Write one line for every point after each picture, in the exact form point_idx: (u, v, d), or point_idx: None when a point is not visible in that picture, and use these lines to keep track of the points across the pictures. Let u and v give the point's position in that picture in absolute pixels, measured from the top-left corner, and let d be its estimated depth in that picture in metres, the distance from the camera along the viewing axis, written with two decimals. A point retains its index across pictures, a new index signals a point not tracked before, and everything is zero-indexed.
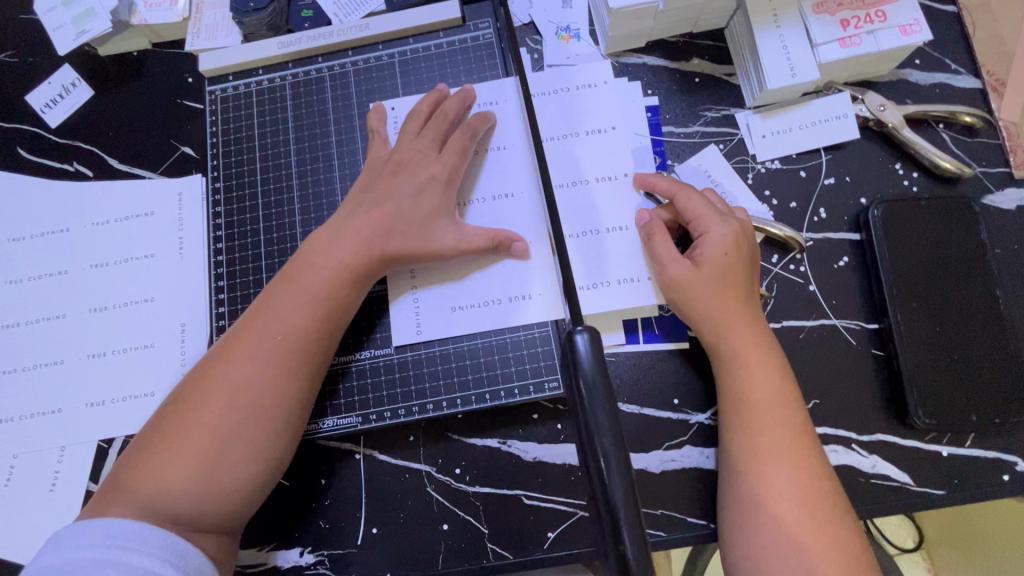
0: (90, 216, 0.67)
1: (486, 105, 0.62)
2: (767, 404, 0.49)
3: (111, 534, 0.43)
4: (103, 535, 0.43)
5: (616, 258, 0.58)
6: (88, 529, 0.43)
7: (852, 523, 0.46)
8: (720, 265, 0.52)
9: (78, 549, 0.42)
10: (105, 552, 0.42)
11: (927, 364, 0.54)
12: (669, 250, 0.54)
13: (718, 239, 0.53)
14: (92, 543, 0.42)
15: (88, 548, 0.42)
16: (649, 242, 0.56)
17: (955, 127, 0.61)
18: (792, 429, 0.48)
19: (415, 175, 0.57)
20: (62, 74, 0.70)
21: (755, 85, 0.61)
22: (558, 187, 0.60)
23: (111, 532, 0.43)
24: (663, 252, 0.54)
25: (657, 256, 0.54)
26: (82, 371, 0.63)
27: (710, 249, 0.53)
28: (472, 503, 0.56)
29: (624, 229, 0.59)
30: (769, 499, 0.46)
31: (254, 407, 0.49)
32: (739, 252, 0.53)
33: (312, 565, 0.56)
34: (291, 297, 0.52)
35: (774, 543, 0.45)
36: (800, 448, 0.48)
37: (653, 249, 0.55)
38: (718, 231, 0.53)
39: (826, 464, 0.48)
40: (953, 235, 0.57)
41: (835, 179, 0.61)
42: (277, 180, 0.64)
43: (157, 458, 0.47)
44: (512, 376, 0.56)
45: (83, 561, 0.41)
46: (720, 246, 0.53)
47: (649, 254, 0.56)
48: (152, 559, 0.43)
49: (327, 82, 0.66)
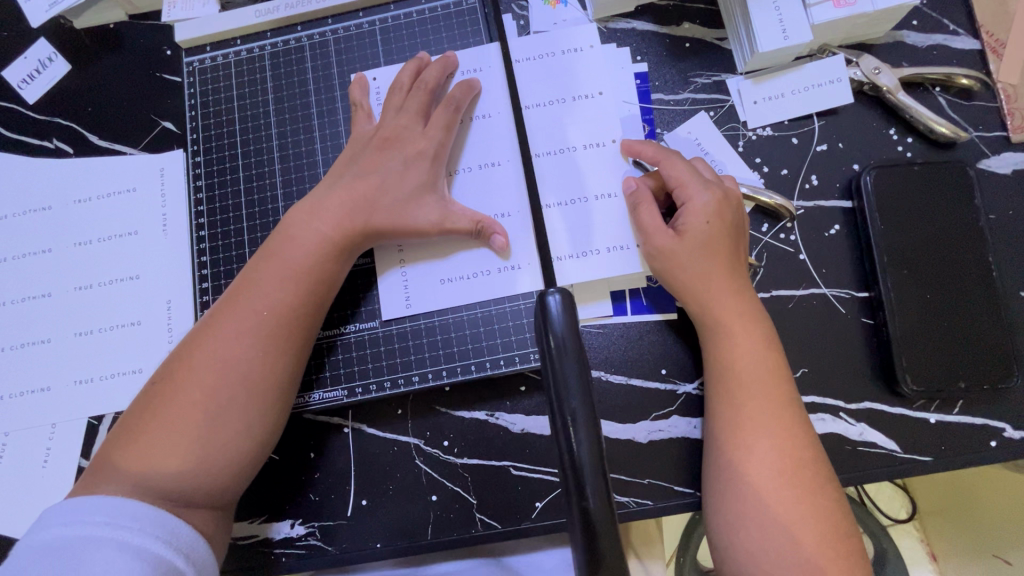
0: (72, 194, 0.66)
1: (470, 73, 0.60)
2: (751, 374, 0.49)
3: (99, 510, 0.43)
4: (91, 511, 0.43)
5: (602, 228, 0.57)
6: (76, 506, 0.43)
7: (834, 490, 0.46)
8: (704, 234, 0.52)
9: (66, 525, 0.42)
10: (92, 529, 0.42)
11: (917, 331, 0.53)
12: (655, 220, 0.53)
13: (702, 208, 0.52)
14: (79, 520, 0.43)
15: (76, 524, 0.42)
16: (636, 212, 0.55)
17: (952, 90, 0.60)
18: (776, 398, 0.48)
19: (396, 145, 0.56)
20: (37, 48, 0.69)
21: (746, 48, 0.59)
22: (535, 156, 0.59)
23: (98, 508, 0.43)
24: (649, 222, 0.54)
25: (642, 226, 0.54)
26: (69, 349, 0.63)
27: (693, 218, 0.52)
28: (461, 474, 0.56)
29: (611, 197, 0.58)
30: (750, 468, 0.46)
31: (238, 382, 0.49)
32: (724, 221, 0.52)
33: (303, 536, 0.56)
34: (274, 271, 0.52)
35: (754, 510, 0.45)
36: (784, 417, 0.47)
37: (638, 220, 0.55)
38: (702, 200, 0.52)
39: (810, 432, 0.48)
40: (947, 200, 0.56)
41: (828, 146, 0.59)
42: (258, 153, 0.63)
43: (143, 433, 0.47)
44: (498, 347, 0.56)
45: (71, 537, 0.42)
46: (703, 215, 0.52)
47: (636, 225, 0.55)
48: (140, 534, 0.43)
49: (307, 52, 0.64)
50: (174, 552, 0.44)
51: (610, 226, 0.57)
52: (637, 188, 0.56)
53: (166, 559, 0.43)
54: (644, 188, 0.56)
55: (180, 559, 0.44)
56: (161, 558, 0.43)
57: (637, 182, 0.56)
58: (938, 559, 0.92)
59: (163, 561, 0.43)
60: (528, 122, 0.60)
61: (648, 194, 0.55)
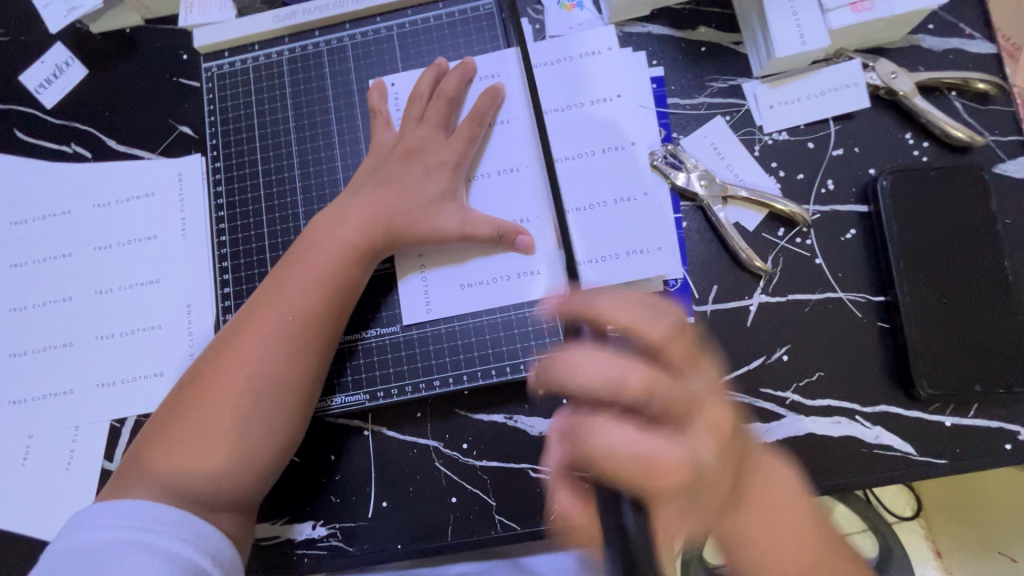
0: (91, 198, 0.67)
1: (488, 78, 0.61)
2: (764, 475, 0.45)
3: (132, 514, 0.44)
4: (124, 515, 0.44)
5: (625, 232, 0.58)
6: (109, 510, 0.45)
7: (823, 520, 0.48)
8: (659, 386, 0.39)
9: (100, 529, 0.43)
10: (125, 533, 0.43)
11: (933, 336, 0.54)
12: (613, 396, 0.39)
13: (639, 401, 0.38)
14: (112, 523, 0.44)
15: (109, 528, 0.43)
16: (583, 391, 0.40)
17: (968, 94, 0.60)
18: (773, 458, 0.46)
19: (418, 156, 0.57)
20: (55, 53, 0.69)
21: (763, 53, 0.59)
22: (560, 160, 0.60)
23: (131, 512, 0.44)
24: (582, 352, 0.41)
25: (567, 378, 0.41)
26: (91, 352, 0.63)
27: (634, 381, 0.38)
28: (480, 477, 0.57)
29: (635, 200, 0.59)
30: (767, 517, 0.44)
31: (267, 388, 0.50)
32: (702, 449, 0.39)
33: (324, 537, 0.57)
34: (299, 278, 0.52)
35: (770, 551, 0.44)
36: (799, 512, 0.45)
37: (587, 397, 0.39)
38: (649, 390, 0.39)
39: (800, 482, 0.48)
40: (964, 205, 0.56)
41: (844, 150, 0.60)
42: (277, 158, 0.64)
43: (175, 440, 0.48)
44: (518, 352, 0.57)
45: (105, 541, 0.43)
46: (680, 449, 0.38)
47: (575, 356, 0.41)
48: (170, 538, 0.44)
49: (325, 58, 0.64)
50: (203, 555, 0.45)
51: (629, 231, 0.58)
52: (582, 376, 0.39)
53: (196, 562, 0.44)
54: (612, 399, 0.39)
55: (208, 562, 0.45)
56: (191, 561, 0.44)
57: (604, 385, 0.39)
58: (942, 555, 0.92)
59: (193, 563, 0.44)
60: (553, 125, 0.61)
61: (616, 382, 0.39)
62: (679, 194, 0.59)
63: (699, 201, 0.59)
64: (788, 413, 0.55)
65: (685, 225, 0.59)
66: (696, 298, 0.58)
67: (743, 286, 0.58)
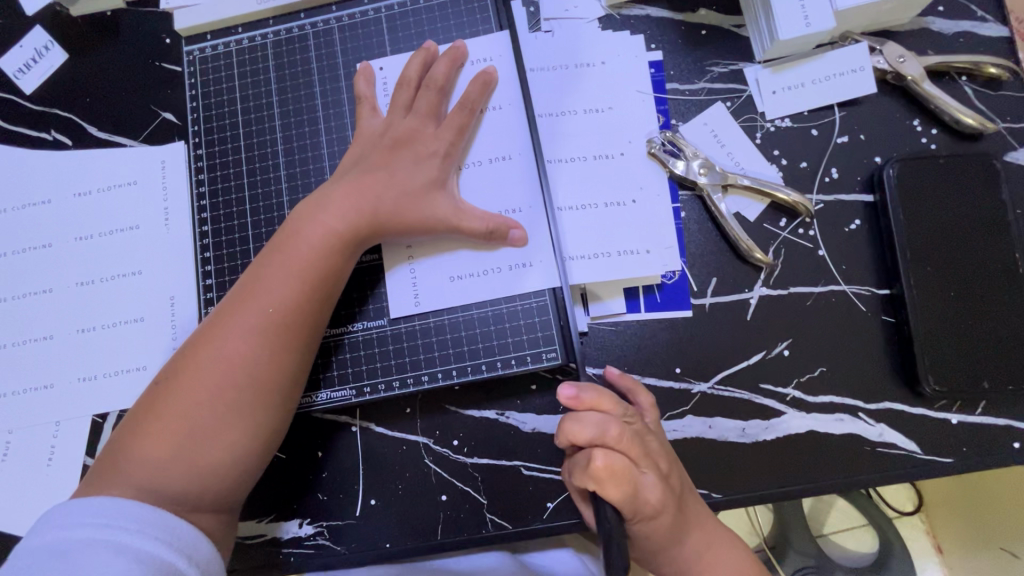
0: (72, 187, 0.65)
1: (480, 62, 0.58)
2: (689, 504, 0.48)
3: (101, 512, 0.42)
4: (92, 513, 0.42)
5: (613, 233, 0.56)
6: (77, 509, 0.43)
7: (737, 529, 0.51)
8: (645, 442, 0.46)
9: (66, 529, 0.41)
10: (92, 531, 0.41)
11: (939, 331, 0.52)
12: (624, 441, 0.44)
13: (636, 442, 0.45)
14: (79, 522, 0.42)
15: (76, 527, 0.41)
16: (601, 427, 0.44)
17: (978, 79, 0.57)
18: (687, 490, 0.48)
19: (408, 146, 0.54)
20: (33, 37, 0.67)
21: (766, 36, 0.57)
22: (548, 162, 0.58)
23: (99, 511, 0.42)
24: (605, 402, 0.46)
25: (584, 417, 0.45)
26: (72, 346, 0.62)
27: (639, 440, 0.45)
28: (471, 475, 0.55)
29: (624, 205, 0.56)
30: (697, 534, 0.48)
31: (246, 382, 0.48)
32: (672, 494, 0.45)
33: (311, 536, 0.56)
34: (280, 268, 0.50)
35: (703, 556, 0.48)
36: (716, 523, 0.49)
37: (602, 434, 0.44)
38: (649, 438, 0.46)
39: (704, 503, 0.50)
40: (973, 195, 0.54)
41: (849, 138, 0.57)
42: (261, 146, 0.61)
43: (152, 437, 0.47)
44: (508, 347, 0.55)
45: (71, 540, 0.41)
46: (654, 483, 0.44)
47: (598, 402, 0.46)
48: (140, 536, 0.42)
49: (311, 41, 0.62)
50: (177, 554, 0.43)
51: (619, 231, 0.56)
52: (604, 426, 0.44)
53: (167, 561, 0.42)
54: (618, 445, 0.44)
55: (182, 561, 0.43)
56: (162, 560, 0.42)
57: (621, 433, 0.44)
58: (944, 550, 0.91)
59: (164, 562, 0.42)
60: (546, 129, 0.58)
61: (625, 432, 0.44)
62: (677, 182, 0.58)
63: (699, 190, 0.57)
64: (789, 410, 0.53)
65: (684, 215, 0.58)
66: (695, 291, 0.56)
67: (743, 279, 0.56)
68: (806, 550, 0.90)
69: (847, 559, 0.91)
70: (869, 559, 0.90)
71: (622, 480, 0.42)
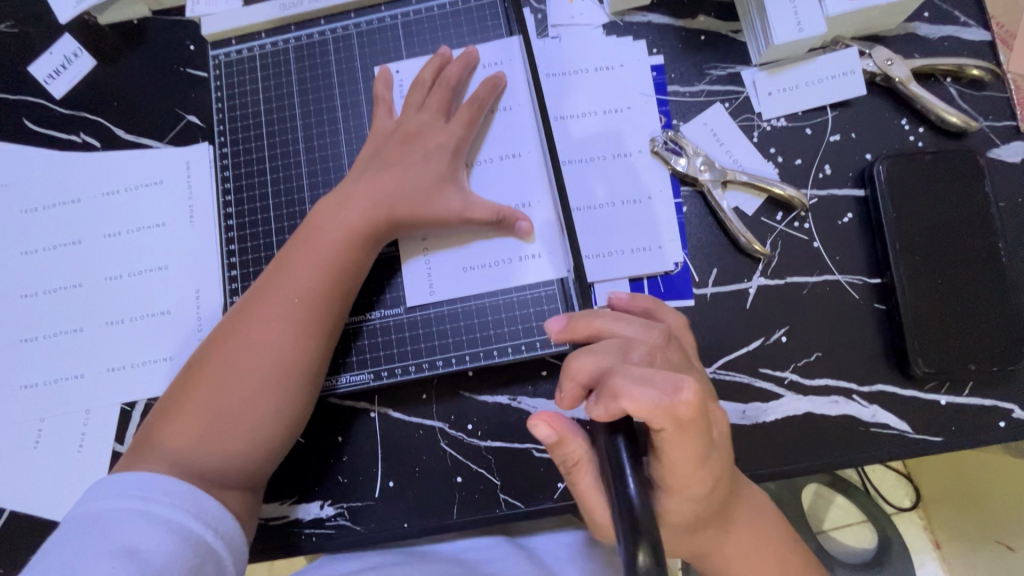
0: (101, 186, 0.68)
1: (491, 66, 0.62)
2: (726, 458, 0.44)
3: (136, 485, 0.45)
4: (125, 487, 0.45)
5: (624, 230, 0.60)
6: (113, 482, 0.45)
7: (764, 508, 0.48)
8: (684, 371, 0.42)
9: (102, 500, 0.44)
10: (125, 502, 0.44)
11: (928, 317, 0.55)
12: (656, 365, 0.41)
13: (668, 365, 0.42)
14: (114, 494, 0.44)
15: (110, 498, 0.44)
16: (622, 351, 0.41)
17: (962, 80, 0.61)
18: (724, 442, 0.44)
19: (421, 141, 0.58)
20: (63, 44, 0.70)
21: (761, 41, 0.60)
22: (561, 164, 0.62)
23: (134, 484, 0.45)
24: (615, 328, 0.45)
25: (596, 347, 0.42)
26: (101, 337, 0.64)
27: (671, 366, 0.42)
28: (485, 457, 0.58)
29: (638, 203, 0.61)
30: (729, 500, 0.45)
31: (272, 367, 0.51)
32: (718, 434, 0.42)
33: (332, 517, 0.58)
34: (304, 260, 0.53)
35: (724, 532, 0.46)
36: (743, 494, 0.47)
37: (625, 358, 0.41)
38: (680, 368, 0.43)
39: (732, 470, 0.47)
40: (958, 188, 0.57)
41: (841, 136, 0.61)
42: (283, 145, 0.65)
43: (183, 417, 0.50)
44: (519, 333, 0.58)
45: (104, 509, 0.43)
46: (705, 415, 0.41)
47: (603, 327, 0.45)
48: (169, 507, 0.44)
49: (330, 45, 0.65)
50: (202, 526, 0.45)
51: (627, 230, 0.60)
52: (626, 351, 0.41)
53: (195, 533, 0.44)
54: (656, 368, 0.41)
55: (209, 533, 0.45)
56: (190, 531, 0.44)
57: (650, 355, 0.41)
58: (940, 545, 0.94)
59: (190, 533, 0.44)
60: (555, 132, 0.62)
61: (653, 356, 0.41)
62: (679, 178, 0.61)
63: (699, 185, 0.60)
64: (787, 393, 0.56)
65: (685, 210, 0.61)
66: (696, 282, 0.59)
67: (743, 270, 0.59)
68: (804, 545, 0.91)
69: (850, 555, 0.93)
70: (871, 554, 0.93)
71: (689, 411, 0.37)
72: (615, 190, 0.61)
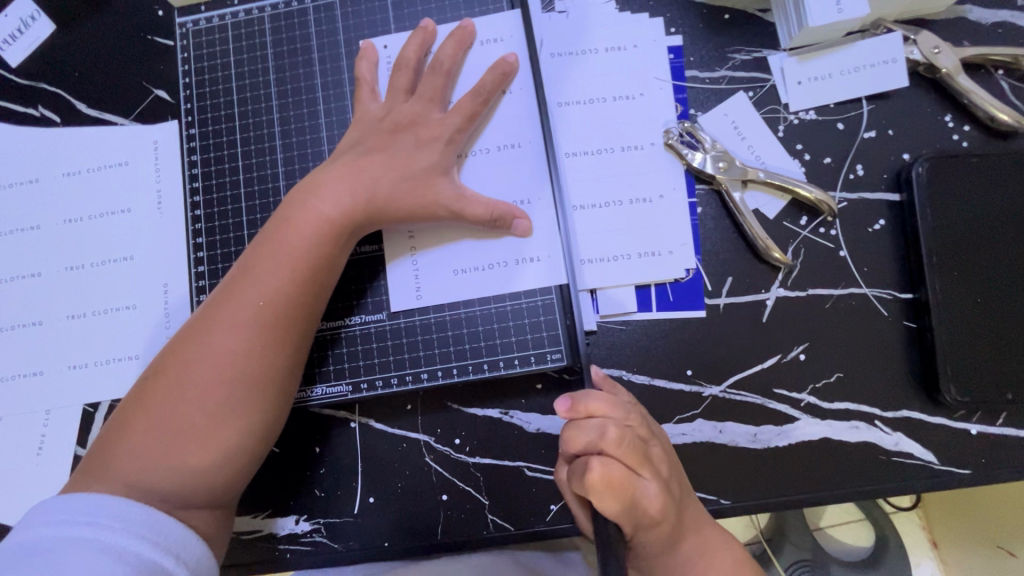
0: (60, 166, 0.62)
1: (490, 43, 0.55)
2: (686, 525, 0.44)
3: (82, 510, 0.41)
4: (76, 511, 0.40)
5: (632, 233, 0.55)
6: (61, 504, 0.41)
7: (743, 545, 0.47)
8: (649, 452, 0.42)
9: (47, 526, 0.40)
10: (76, 530, 0.39)
11: (964, 339, 0.50)
12: (624, 450, 0.40)
13: (635, 447, 0.41)
14: (61, 519, 0.40)
15: (59, 525, 0.40)
16: (599, 434, 0.41)
17: (1016, 73, 0.55)
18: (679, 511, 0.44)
19: (409, 129, 0.52)
20: (19, 5, 0.63)
21: (794, 21, 0.53)
22: (564, 156, 0.56)
23: (82, 508, 0.41)
24: (603, 407, 0.43)
25: (583, 427, 0.41)
26: (61, 332, 0.60)
27: (642, 451, 0.41)
28: (473, 475, 0.54)
29: (648, 202, 0.55)
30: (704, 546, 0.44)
31: (239, 381, 0.46)
32: (673, 504, 0.42)
33: (307, 533, 0.54)
34: (271, 258, 0.48)
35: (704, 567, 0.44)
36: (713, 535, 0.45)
37: (601, 442, 0.40)
38: (650, 449, 0.43)
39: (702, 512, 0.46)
40: (1008, 195, 0.51)
41: (876, 133, 0.55)
42: (257, 127, 0.59)
43: (144, 435, 0.45)
44: (512, 346, 0.53)
45: (50, 538, 0.39)
46: (653, 492, 0.40)
47: (593, 408, 0.42)
48: (125, 535, 0.40)
49: (311, 15, 0.59)
50: (163, 553, 0.41)
51: (635, 232, 0.55)
52: (602, 434, 0.40)
53: (148, 559, 0.40)
54: (617, 451, 0.40)
55: (169, 561, 0.41)
56: (144, 556, 0.39)
57: (622, 441, 0.40)
58: (939, 546, 0.87)
59: (149, 562, 0.40)
60: (558, 119, 0.56)
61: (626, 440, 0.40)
62: (694, 175, 0.55)
63: (716, 184, 0.55)
64: (803, 416, 0.52)
65: (700, 211, 0.55)
66: (709, 291, 0.54)
67: (760, 279, 0.54)
68: (802, 543, 0.85)
69: (846, 554, 0.86)
70: (866, 553, 0.86)
71: (622, 490, 0.39)
72: (621, 188, 0.55)
